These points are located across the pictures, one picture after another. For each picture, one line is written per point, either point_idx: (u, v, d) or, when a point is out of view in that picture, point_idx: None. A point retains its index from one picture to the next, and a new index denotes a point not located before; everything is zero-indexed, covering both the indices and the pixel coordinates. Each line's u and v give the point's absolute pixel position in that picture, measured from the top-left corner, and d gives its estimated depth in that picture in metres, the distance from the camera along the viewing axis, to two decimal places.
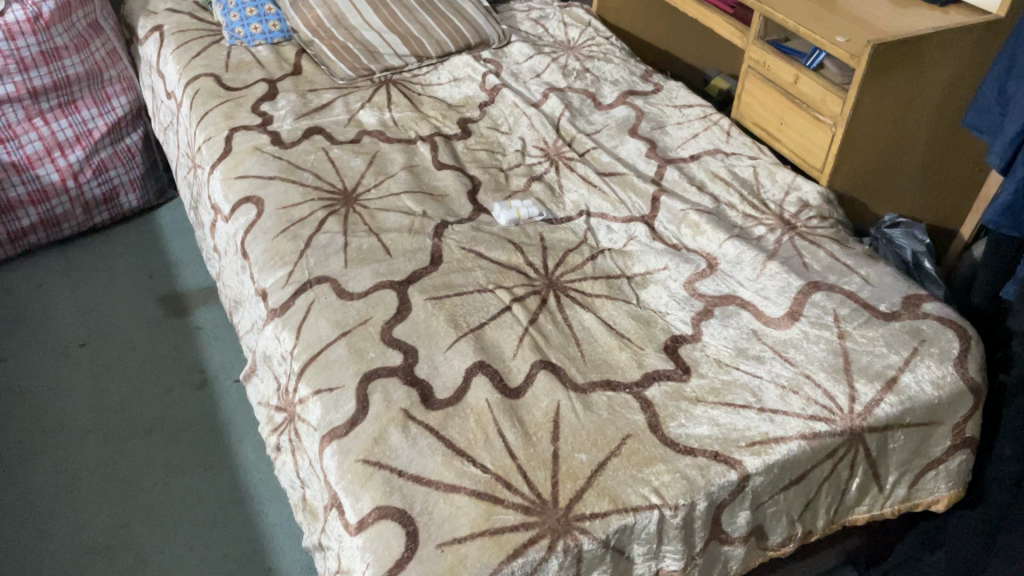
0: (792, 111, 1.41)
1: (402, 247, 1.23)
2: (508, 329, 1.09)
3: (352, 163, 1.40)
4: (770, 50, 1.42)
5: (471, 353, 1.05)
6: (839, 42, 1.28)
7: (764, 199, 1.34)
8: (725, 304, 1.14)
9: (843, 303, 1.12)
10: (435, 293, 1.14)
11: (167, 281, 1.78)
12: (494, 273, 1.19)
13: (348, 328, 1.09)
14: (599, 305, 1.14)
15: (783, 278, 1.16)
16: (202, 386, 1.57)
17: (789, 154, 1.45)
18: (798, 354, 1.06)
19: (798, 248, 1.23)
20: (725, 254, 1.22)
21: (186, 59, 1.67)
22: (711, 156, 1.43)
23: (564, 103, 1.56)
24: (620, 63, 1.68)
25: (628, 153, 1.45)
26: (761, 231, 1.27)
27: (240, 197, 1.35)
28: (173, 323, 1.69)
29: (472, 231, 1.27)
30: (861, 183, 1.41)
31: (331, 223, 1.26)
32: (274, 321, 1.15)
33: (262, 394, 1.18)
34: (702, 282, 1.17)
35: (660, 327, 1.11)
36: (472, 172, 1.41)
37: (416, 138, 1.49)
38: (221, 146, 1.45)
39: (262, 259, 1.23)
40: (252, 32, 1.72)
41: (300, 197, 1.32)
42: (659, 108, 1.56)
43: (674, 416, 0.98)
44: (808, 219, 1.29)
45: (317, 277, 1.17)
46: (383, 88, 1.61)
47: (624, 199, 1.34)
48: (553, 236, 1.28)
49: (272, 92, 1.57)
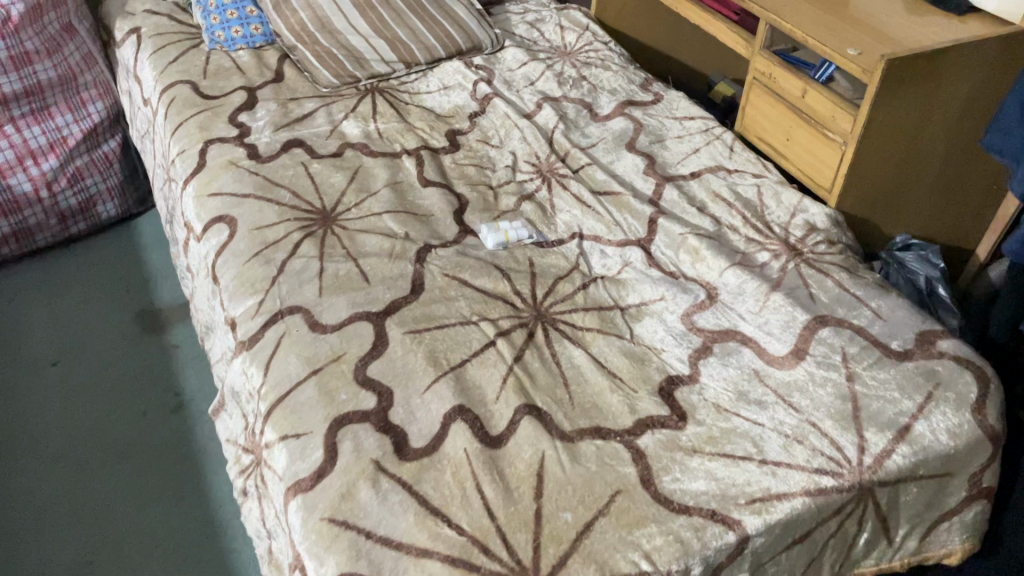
0: (799, 126, 1.32)
1: (381, 273, 1.15)
2: (491, 367, 1.01)
3: (332, 179, 1.32)
4: (777, 61, 1.34)
5: (450, 396, 0.97)
6: (851, 55, 1.20)
7: (769, 221, 1.26)
8: (726, 340, 1.06)
9: (852, 340, 1.05)
10: (414, 326, 1.07)
11: (145, 295, 1.71)
12: (479, 303, 1.11)
13: (320, 365, 1.02)
14: (590, 340, 1.06)
15: (788, 312, 1.08)
16: (177, 409, 1.49)
17: (795, 171, 1.36)
18: (803, 399, 0.98)
19: (804, 277, 1.15)
20: (726, 284, 1.14)
21: (163, 64, 1.59)
22: (713, 174, 1.35)
23: (558, 115, 1.48)
24: (619, 71, 1.60)
25: (625, 169, 1.37)
26: (764, 257, 1.19)
27: (213, 216, 1.27)
28: (150, 341, 1.61)
29: (457, 256, 1.19)
30: (871, 204, 1.32)
31: (306, 247, 1.19)
32: (242, 354, 1.08)
33: (230, 430, 1.11)
34: (701, 314, 1.10)
35: (654, 367, 1.03)
36: (459, 189, 1.34)
37: (401, 151, 1.41)
38: (194, 159, 1.37)
39: (232, 286, 1.16)
40: (233, 36, 1.63)
41: (275, 216, 1.24)
42: (659, 120, 1.47)
43: (668, 469, 0.91)
44: (815, 243, 1.21)
45: (289, 307, 1.10)
46: (368, 97, 1.53)
47: (619, 220, 1.26)
48: (543, 261, 1.20)
49: (251, 101, 1.49)
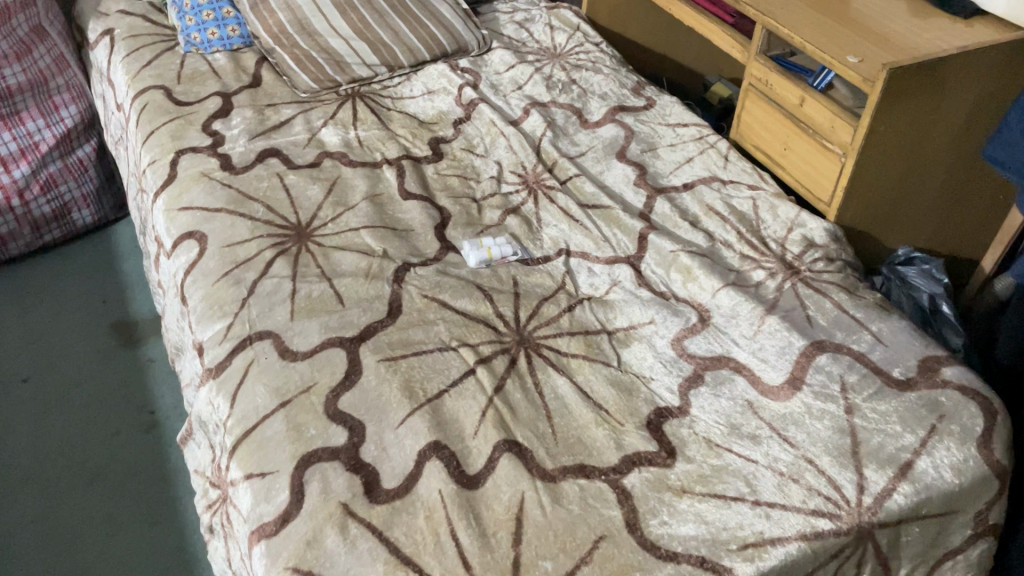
0: (796, 136, 1.26)
1: (357, 294, 1.09)
2: (470, 399, 0.96)
3: (308, 192, 1.27)
4: (774, 67, 1.27)
5: (425, 431, 0.92)
6: (852, 62, 1.14)
7: (764, 237, 1.20)
8: (718, 367, 1.01)
9: (851, 368, 1.00)
10: (390, 353, 1.01)
11: (121, 307, 1.65)
12: (458, 327, 1.06)
13: (289, 397, 0.96)
14: (576, 368, 1.01)
15: (784, 337, 1.03)
16: (152, 428, 1.44)
17: (793, 183, 1.30)
18: (799, 434, 0.93)
19: (801, 298, 1.09)
20: (718, 306, 1.08)
21: (136, 68, 1.53)
22: (706, 185, 1.29)
23: (546, 121, 1.42)
24: (610, 74, 1.54)
25: (615, 181, 1.31)
26: (759, 276, 1.13)
27: (182, 232, 1.21)
28: (125, 356, 1.56)
29: (437, 275, 1.13)
30: (872, 217, 1.27)
31: (278, 266, 1.13)
32: (208, 382, 1.02)
33: (198, 461, 1.06)
34: (692, 339, 1.04)
35: (643, 398, 0.97)
36: (441, 202, 1.28)
37: (382, 160, 1.35)
38: (165, 170, 1.32)
39: (200, 308, 1.10)
40: (209, 38, 1.57)
41: (247, 233, 1.19)
42: (651, 127, 1.41)
43: (656, 512, 0.85)
44: (813, 261, 1.15)
45: (259, 331, 1.04)
46: (348, 102, 1.47)
47: (608, 236, 1.21)
48: (528, 280, 1.14)
49: (226, 108, 1.43)
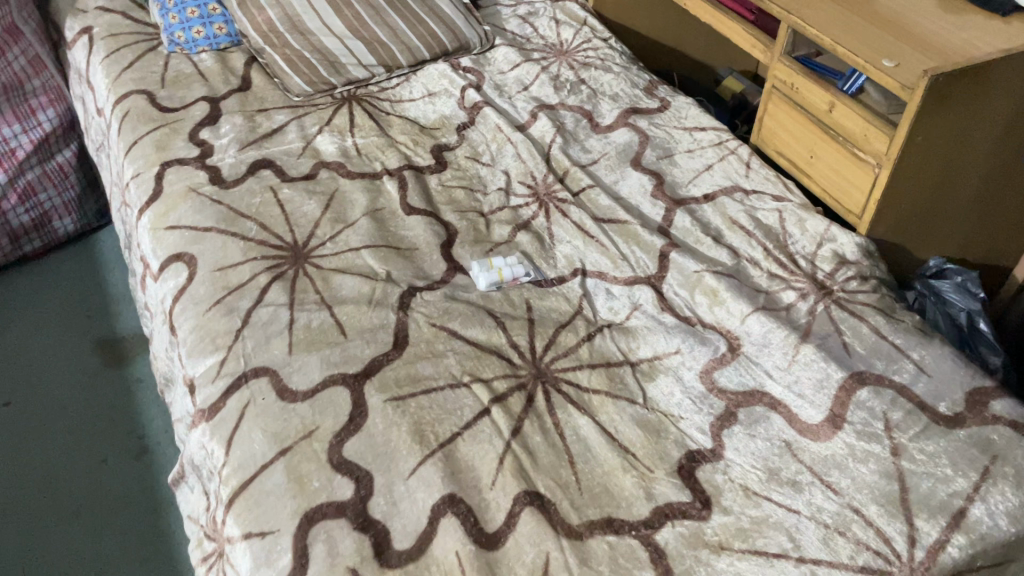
0: (825, 144, 1.18)
1: (359, 324, 1.02)
2: (485, 444, 0.89)
3: (304, 207, 1.18)
4: (800, 69, 1.19)
5: (438, 483, 0.84)
6: (887, 67, 1.06)
7: (793, 253, 1.13)
8: (752, 404, 0.94)
9: (895, 404, 0.92)
10: (397, 392, 0.93)
11: (107, 322, 1.57)
12: (470, 360, 0.98)
13: (289, 443, 0.89)
14: (598, 405, 0.93)
15: (821, 368, 0.96)
16: (140, 455, 1.36)
17: (821, 193, 1.22)
18: (842, 479, 0.86)
19: (836, 322, 1.02)
20: (748, 332, 1.01)
21: (116, 71, 1.44)
22: (728, 196, 1.21)
23: (555, 126, 1.34)
24: (621, 72, 1.45)
25: (630, 191, 1.23)
26: (789, 297, 1.06)
27: (170, 253, 1.13)
28: (111, 375, 1.48)
29: (445, 301, 1.06)
30: (905, 229, 1.19)
31: (273, 292, 1.05)
32: (201, 425, 0.95)
33: (191, 506, 0.98)
34: (722, 371, 0.97)
35: (672, 440, 0.90)
36: (446, 216, 1.20)
37: (382, 170, 1.27)
38: (150, 185, 1.23)
39: (191, 340, 1.02)
40: (194, 37, 1.48)
41: (240, 255, 1.10)
42: (667, 130, 1.33)
43: (692, 573, 0.78)
44: (846, 280, 1.08)
45: (254, 368, 0.97)
46: (344, 107, 1.39)
47: (626, 254, 1.13)
48: (542, 304, 1.07)
49: (214, 114, 1.34)
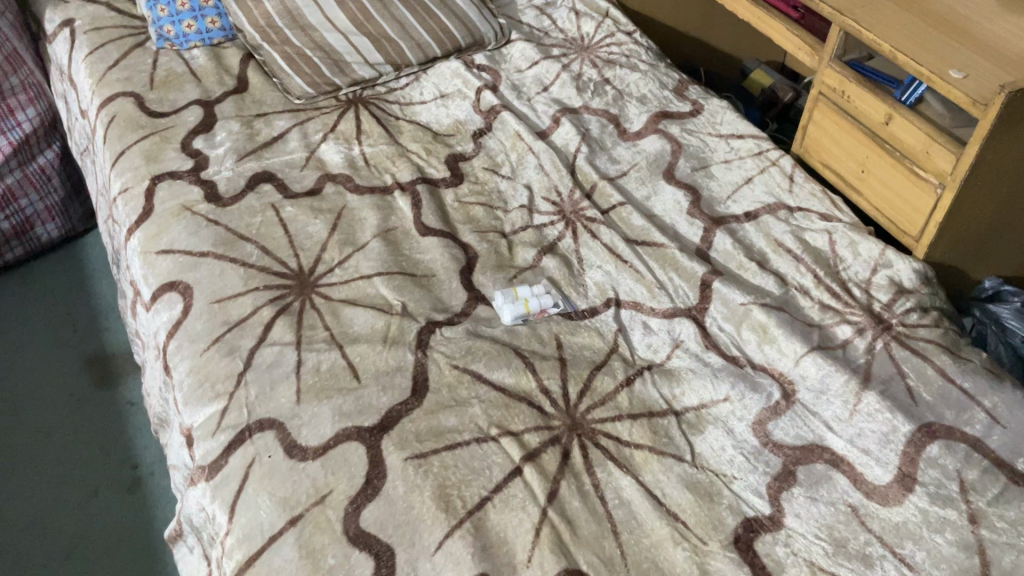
0: (879, 159, 1.08)
1: (373, 366, 0.92)
2: (519, 510, 0.80)
3: (310, 228, 1.09)
4: (853, 76, 1.09)
5: (468, 560, 0.75)
6: (957, 80, 0.95)
7: (845, 280, 1.03)
8: (811, 460, 0.85)
9: (969, 461, 0.83)
10: (418, 448, 0.84)
11: (96, 338, 1.47)
12: (498, 408, 0.89)
13: (300, 510, 0.80)
14: (641, 464, 0.84)
15: (886, 419, 0.86)
16: (134, 487, 1.27)
17: (871, 210, 1.13)
18: (917, 553, 0.77)
19: (898, 362, 0.93)
20: (804, 376, 0.92)
21: (100, 70, 1.32)
22: (772, 214, 1.11)
23: (580, 132, 1.23)
24: (648, 71, 1.34)
25: (664, 208, 1.14)
26: (845, 333, 0.97)
27: (163, 282, 1.03)
28: (101, 398, 1.38)
29: (467, 338, 0.96)
30: (963, 251, 1.09)
31: (278, 329, 0.95)
32: (200, 483, 0.85)
33: (191, 569, 0.89)
34: (777, 422, 0.88)
35: (725, 505, 0.81)
36: (465, 237, 1.10)
37: (393, 185, 1.17)
38: (139, 201, 1.12)
39: (187, 384, 0.93)
40: (185, 32, 1.36)
41: (239, 284, 1.01)
42: (701, 138, 1.23)
43: None
44: (905, 312, 0.99)
45: (259, 420, 0.87)
46: (350, 110, 1.28)
47: (663, 281, 1.03)
48: (573, 340, 0.98)
49: (209, 120, 1.23)
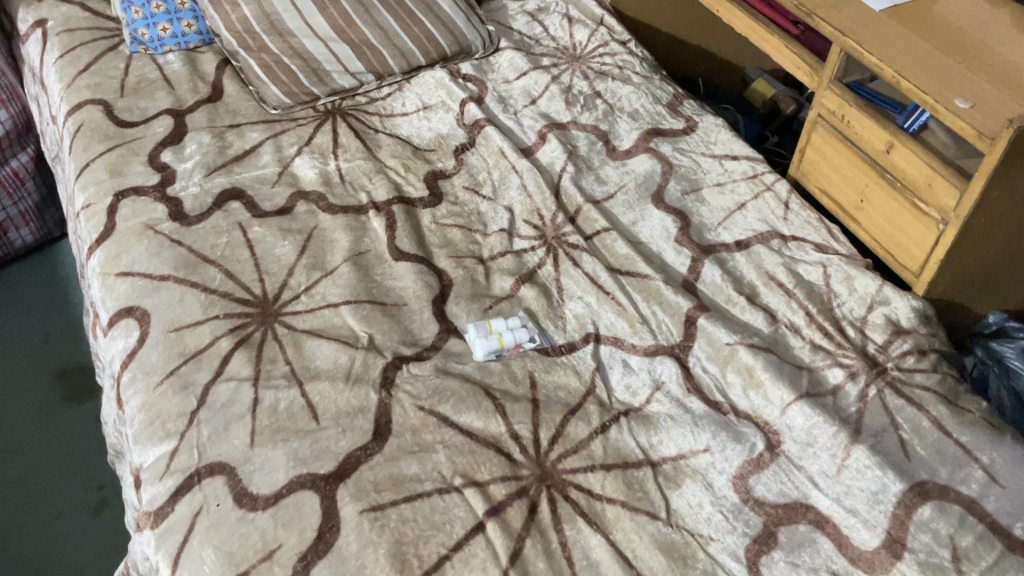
0: (879, 189, 1.02)
1: (334, 406, 0.87)
2: (478, 572, 0.75)
3: (277, 250, 1.03)
4: (852, 100, 1.02)
5: None
6: (963, 110, 0.89)
7: (839, 318, 0.97)
8: (794, 520, 0.80)
9: (963, 526, 0.78)
10: (376, 499, 0.79)
11: (67, 349, 1.43)
12: (463, 455, 0.83)
13: (246, 567, 0.75)
14: (613, 521, 0.79)
15: (875, 477, 0.81)
16: (100, 508, 1.23)
17: (871, 241, 1.07)
18: None
19: (891, 412, 0.87)
20: (790, 426, 0.86)
21: (69, 75, 1.27)
22: (764, 244, 1.05)
23: (567, 150, 1.18)
24: (641, 84, 1.29)
25: (651, 234, 1.08)
26: (836, 377, 0.91)
27: (120, 306, 0.98)
28: (70, 414, 1.34)
29: (436, 376, 0.91)
30: (967, 287, 1.03)
31: (236, 363, 0.90)
32: (145, 531, 0.80)
33: None
34: (759, 477, 0.83)
35: (700, 571, 0.76)
36: (440, 262, 1.05)
37: (368, 204, 1.11)
38: (101, 218, 1.07)
39: (138, 421, 0.88)
40: (160, 35, 1.31)
41: (199, 311, 0.95)
42: (693, 158, 1.17)
43: None
44: (901, 355, 0.93)
45: (209, 464, 0.82)
46: (327, 122, 1.23)
47: (646, 316, 0.98)
48: (548, 379, 0.92)
49: (179, 132, 1.18)
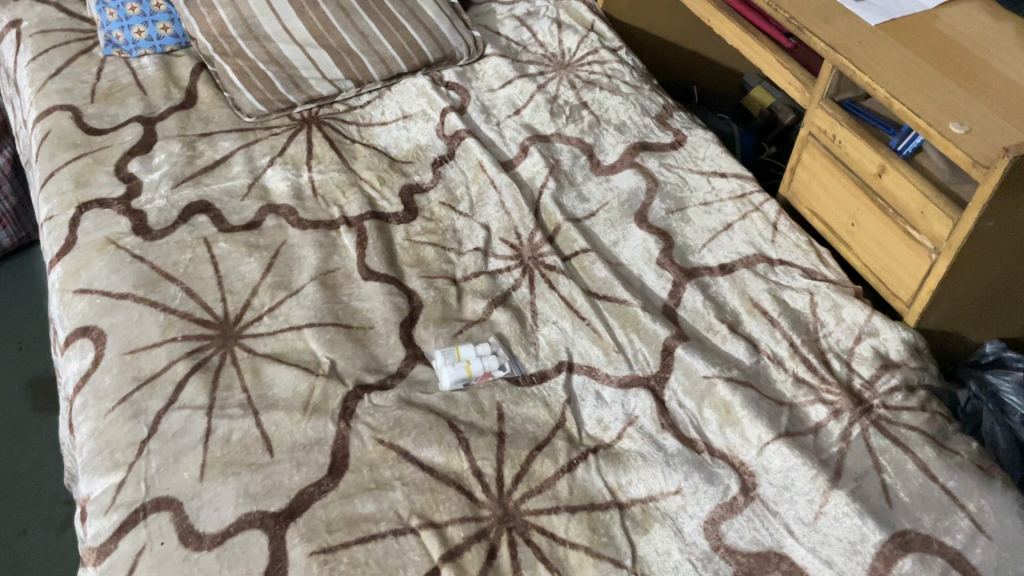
0: (870, 213, 0.97)
1: (290, 437, 0.83)
2: None
3: (242, 267, 1.00)
4: (843, 119, 0.98)
5: None
6: (957, 135, 0.84)
7: (824, 350, 0.93)
8: (766, 571, 0.76)
9: None
10: (327, 540, 0.75)
11: (41, 357, 1.40)
12: (422, 492, 0.80)
13: None
14: (575, 567, 0.76)
15: (854, 526, 0.76)
16: (66, 525, 1.19)
17: (861, 266, 1.02)
18: None
19: (874, 453, 0.82)
20: (767, 467, 0.82)
21: (41, 78, 1.23)
22: (749, 268, 1.01)
23: (548, 164, 1.14)
24: (630, 95, 1.24)
25: (631, 256, 1.04)
26: (819, 415, 0.86)
27: (76, 325, 0.94)
28: (41, 426, 1.31)
29: (398, 407, 0.87)
30: (963, 317, 0.98)
31: (191, 389, 0.87)
32: (87, 568, 0.76)
33: None
34: (731, 522, 0.79)
35: None
36: (411, 283, 1.01)
37: (339, 219, 1.07)
38: (62, 231, 1.03)
39: (88, 449, 0.84)
40: (134, 38, 1.27)
41: (156, 333, 0.92)
42: (680, 174, 1.13)
43: None
44: (888, 391, 0.88)
45: (155, 498, 0.79)
46: (302, 131, 1.19)
47: (622, 344, 0.94)
48: (516, 410, 0.88)
49: (148, 140, 1.14)
